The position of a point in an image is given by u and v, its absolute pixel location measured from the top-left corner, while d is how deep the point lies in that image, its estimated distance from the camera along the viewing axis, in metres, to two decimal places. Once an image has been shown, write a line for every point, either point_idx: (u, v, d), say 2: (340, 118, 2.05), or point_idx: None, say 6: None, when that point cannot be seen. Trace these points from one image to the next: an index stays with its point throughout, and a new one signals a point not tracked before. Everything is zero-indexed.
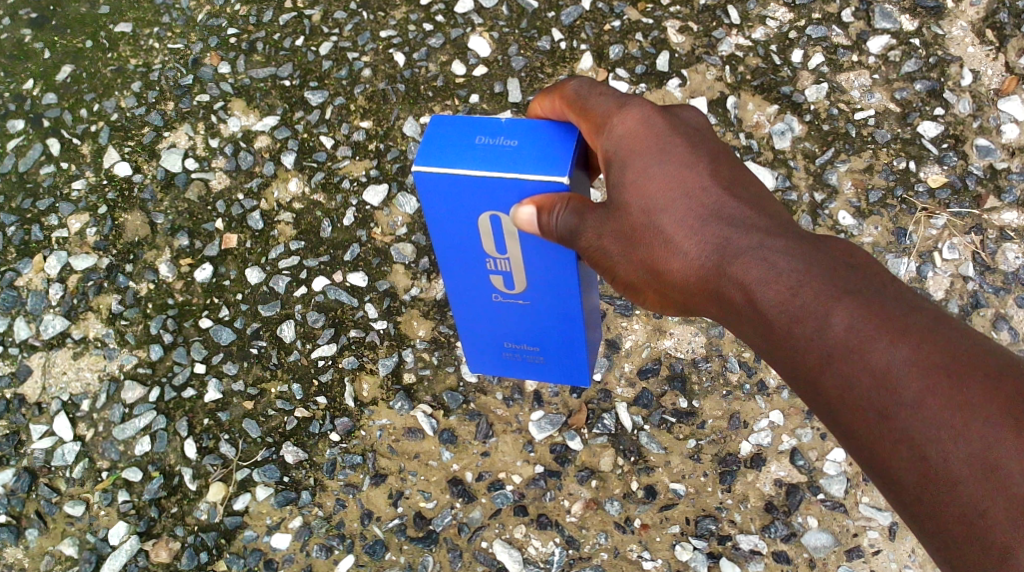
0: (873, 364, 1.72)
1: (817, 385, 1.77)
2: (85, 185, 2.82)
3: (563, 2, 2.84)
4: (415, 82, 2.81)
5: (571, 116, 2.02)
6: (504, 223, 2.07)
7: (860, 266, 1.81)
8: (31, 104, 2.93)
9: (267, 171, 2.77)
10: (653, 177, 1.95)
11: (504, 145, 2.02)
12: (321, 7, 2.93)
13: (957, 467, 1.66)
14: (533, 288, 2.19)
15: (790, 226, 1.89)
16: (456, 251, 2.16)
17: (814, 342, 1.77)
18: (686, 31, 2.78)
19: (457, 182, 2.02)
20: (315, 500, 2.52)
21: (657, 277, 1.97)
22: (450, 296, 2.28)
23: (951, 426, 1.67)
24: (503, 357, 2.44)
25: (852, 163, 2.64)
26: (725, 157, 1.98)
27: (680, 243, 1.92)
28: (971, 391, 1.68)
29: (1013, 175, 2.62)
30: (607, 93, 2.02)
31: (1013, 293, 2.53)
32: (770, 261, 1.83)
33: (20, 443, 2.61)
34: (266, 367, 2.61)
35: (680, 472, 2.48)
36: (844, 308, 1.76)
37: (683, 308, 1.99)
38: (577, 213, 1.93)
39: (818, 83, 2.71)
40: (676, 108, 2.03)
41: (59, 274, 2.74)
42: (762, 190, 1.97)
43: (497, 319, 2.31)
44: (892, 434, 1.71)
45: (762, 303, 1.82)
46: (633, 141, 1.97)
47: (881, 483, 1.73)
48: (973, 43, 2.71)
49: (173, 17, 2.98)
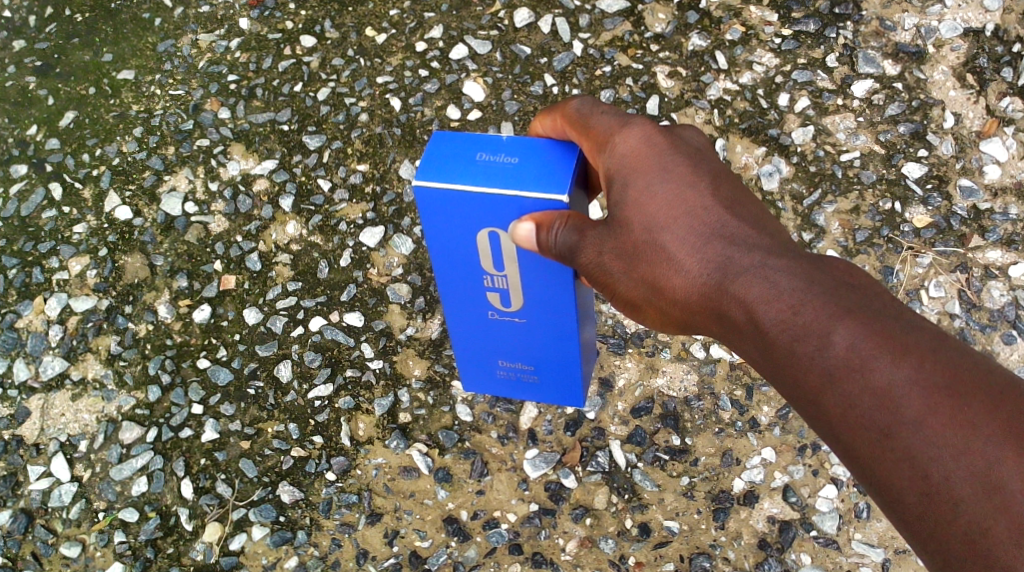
0: (875, 381, 1.74)
1: (820, 404, 1.80)
2: (86, 228, 2.86)
3: (555, 49, 2.91)
4: (411, 126, 2.87)
5: (573, 133, 2.07)
6: (503, 241, 2.11)
7: (861, 286, 1.84)
8: (34, 149, 2.98)
9: (265, 214, 2.82)
10: (656, 196, 1.98)
11: (504, 162, 2.07)
12: (320, 54, 3.00)
13: (960, 487, 1.68)
14: (529, 307, 2.24)
15: (790, 247, 1.92)
16: (455, 267, 2.21)
17: (816, 360, 1.79)
18: (675, 76, 2.86)
19: (458, 199, 2.06)
20: (311, 540, 2.52)
21: (658, 294, 2.00)
22: (447, 310, 2.32)
23: (953, 445, 1.69)
24: (498, 377, 2.50)
25: (839, 204, 2.70)
26: (726, 177, 2.02)
27: (683, 261, 1.96)
28: (973, 410, 1.70)
29: (997, 215, 2.67)
30: (609, 112, 2.07)
31: (999, 330, 2.57)
32: (771, 281, 1.86)
33: (17, 484, 2.63)
34: (263, 407, 2.64)
35: (674, 509, 2.50)
36: (846, 328, 1.78)
37: (683, 325, 2.03)
38: (577, 230, 1.98)
39: (805, 126, 2.77)
40: (677, 128, 2.08)
41: (59, 315, 2.78)
42: (763, 210, 2.01)
43: (494, 337, 2.36)
44: (894, 452, 1.73)
45: (765, 322, 1.85)
46: (635, 159, 2.02)
47: (882, 501, 1.75)
48: (954, 87, 2.79)
49: (175, 64, 3.05)
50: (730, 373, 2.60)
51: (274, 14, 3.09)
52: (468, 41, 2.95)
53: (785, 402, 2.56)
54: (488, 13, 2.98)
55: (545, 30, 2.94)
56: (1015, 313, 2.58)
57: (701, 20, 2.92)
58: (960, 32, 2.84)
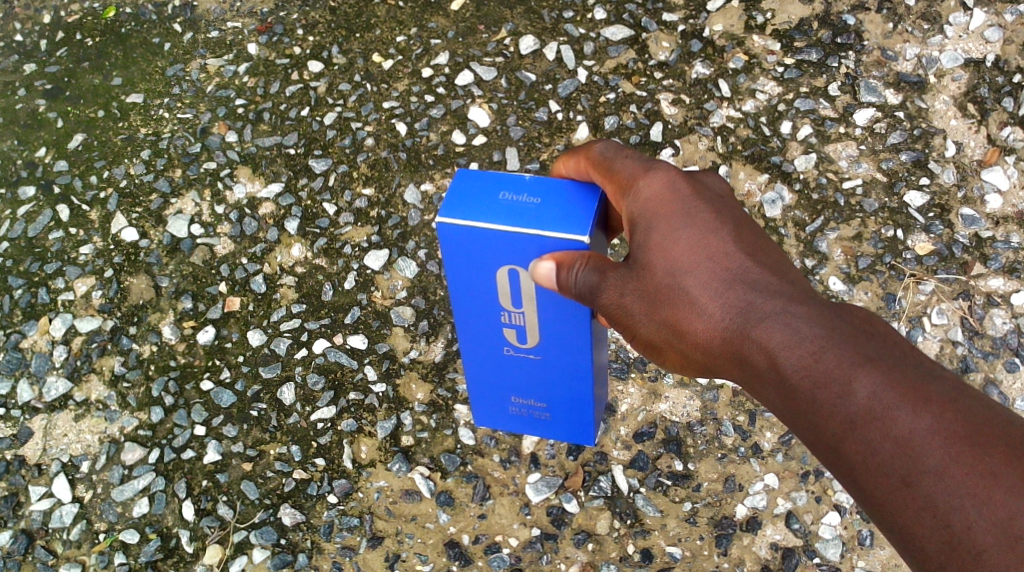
0: (895, 430, 1.75)
1: (840, 450, 1.81)
2: (92, 249, 2.88)
3: (560, 75, 2.94)
4: (416, 151, 2.89)
5: (596, 176, 2.08)
6: (522, 278, 2.12)
7: (882, 335, 1.84)
8: (43, 171, 3.01)
9: (271, 237, 2.84)
10: (678, 241, 1.99)
11: (527, 202, 2.07)
12: (326, 79, 3.03)
13: (982, 537, 1.67)
14: (544, 344, 2.24)
15: (811, 294, 1.92)
16: (473, 302, 2.22)
17: (837, 408, 1.80)
18: (679, 103, 2.88)
19: (479, 237, 2.07)
20: (312, 563, 2.52)
21: (679, 336, 2.01)
22: (462, 344, 2.33)
23: (974, 495, 1.69)
24: (509, 414, 2.49)
25: (842, 230, 2.71)
26: (748, 225, 2.02)
27: (704, 305, 1.96)
28: (994, 460, 1.69)
29: (998, 243, 2.69)
30: (634, 156, 2.07)
31: (1001, 358, 2.58)
32: (793, 327, 1.87)
33: (18, 504, 2.62)
34: (265, 429, 2.64)
35: (677, 535, 2.49)
36: (866, 376, 1.79)
37: (703, 369, 2.03)
38: (598, 271, 2.00)
39: (807, 154, 2.80)
40: (700, 174, 2.08)
41: (63, 336, 2.79)
42: (784, 257, 2.01)
43: (507, 373, 2.36)
44: (915, 500, 1.73)
45: (785, 368, 1.85)
46: (659, 205, 2.02)
47: (905, 550, 1.75)
48: (955, 117, 2.82)
49: (183, 88, 3.08)
50: (733, 399, 2.60)
51: (281, 39, 3.12)
52: (474, 68, 2.98)
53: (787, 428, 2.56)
54: (494, 40, 3.02)
55: (550, 57, 2.97)
56: (1018, 340, 2.59)
57: (705, 49, 2.95)
58: (961, 62, 2.87)
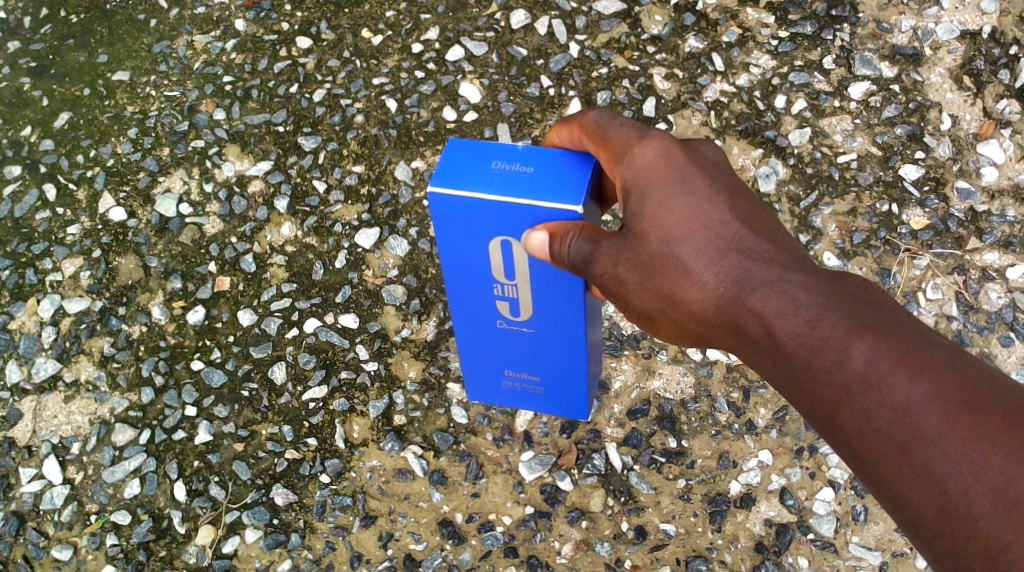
0: (891, 396, 1.73)
1: (836, 418, 1.79)
2: (80, 229, 2.85)
3: (551, 50, 2.91)
4: (406, 128, 2.86)
5: (589, 145, 2.06)
6: (515, 250, 2.10)
7: (878, 302, 1.82)
8: (29, 150, 2.97)
9: (260, 215, 2.81)
10: (672, 209, 1.97)
11: (520, 171, 2.05)
12: (315, 55, 2.99)
13: (979, 502, 1.66)
14: (538, 317, 2.22)
15: (807, 261, 1.91)
16: (466, 275, 2.19)
17: (832, 375, 1.78)
18: (672, 77, 2.85)
19: (471, 207, 2.05)
20: (304, 543, 2.50)
21: (673, 306, 1.99)
22: (455, 318, 2.31)
23: (971, 461, 1.68)
24: (503, 388, 2.48)
25: (836, 205, 2.69)
26: (743, 192, 2.01)
27: (699, 274, 1.94)
28: (991, 425, 1.68)
29: (994, 217, 2.67)
30: (628, 123, 2.06)
31: (997, 333, 2.56)
32: (789, 294, 1.85)
33: (9, 486, 2.61)
34: (256, 409, 2.62)
35: (671, 512, 2.48)
36: (863, 343, 1.77)
37: (697, 338, 2.02)
38: (591, 241, 1.96)
39: (801, 128, 2.77)
40: (695, 142, 2.06)
41: (52, 317, 2.76)
42: (779, 224, 1.99)
43: (501, 346, 2.34)
44: (912, 467, 1.71)
45: (781, 336, 1.84)
46: (653, 172, 2.00)
47: (900, 517, 1.74)
48: (951, 89, 2.79)
49: (170, 65, 3.04)
50: (727, 375, 2.59)
51: (269, 15, 3.08)
52: (464, 43, 2.95)
53: (781, 404, 2.55)
54: (484, 15, 2.98)
55: (542, 32, 2.93)
56: (1013, 315, 2.57)
57: (698, 22, 2.92)
58: (957, 34, 2.84)
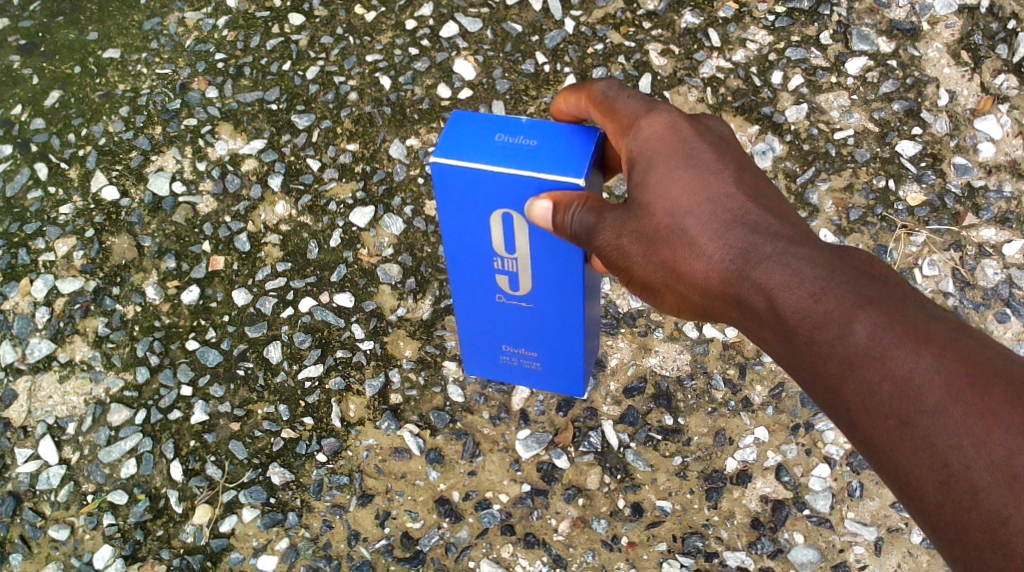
0: (894, 370, 1.73)
1: (838, 392, 1.79)
2: (72, 209, 2.83)
3: (546, 26, 2.89)
4: (401, 105, 2.84)
5: (597, 115, 2.08)
6: (516, 223, 2.09)
7: (883, 276, 1.82)
8: (19, 129, 2.95)
9: (255, 194, 2.79)
10: (678, 182, 1.96)
11: (523, 144, 2.03)
12: (308, 32, 2.97)
13: (980, 476, 1.66)
14: (537, 291, 2.22)
15: (811, 236, 1.90)
16: (466, 248, 2.19)
17: (835, 348, 1.78)
18: (669, 53, 2.83)
19: (473, 178, 2.03)
20: (301, 521, 2.50)
21: (677, 278, 1.97)
22: (455, 291, 2.30)
23: (973, 434, 1.68)
24: (501, 363, 2.47)
25: (833, 181, 2.68)
26: (749, 167, 2.00)
27: (704, 247, 1.93)
28: (994, 399, 1.68)
29: (990, 193, 2.66)
30: (636, 96, 2.06)
31: (993, 309, 2.56)
32: (792, 268, 1.84)
33: (4, 467, 2.60)
34: (252, 388, 2.62)
35: (667, 489, 2.49)
36: (867, 316, 1.77)
37: (700, 312, 2.01)
38: (595, 212, 1.95)
39: (798, 104, 2.75)
40: (702, 117, 2.05)
41: (46, 297, 2.75)
42: (784, 200, 1.99)
43: (500, 321, 2.33)
44: (913, 440, 1.71)
45: (784, 309, 1.83)
46: (659, 144, 1.99)
47: (901, 490, 1.74)
48: (949, 65, 2.77)
49: (161, 43, 3.01)
50: (723, 352, 2.59)
51: None
52: (459, 19, 2.92)
53: (777, 381, 2.55)
54: None
55: (537, 7, 2.91)
56: (1009, 291, 2.57)
57: None
58: (954, 9, 2.82)
